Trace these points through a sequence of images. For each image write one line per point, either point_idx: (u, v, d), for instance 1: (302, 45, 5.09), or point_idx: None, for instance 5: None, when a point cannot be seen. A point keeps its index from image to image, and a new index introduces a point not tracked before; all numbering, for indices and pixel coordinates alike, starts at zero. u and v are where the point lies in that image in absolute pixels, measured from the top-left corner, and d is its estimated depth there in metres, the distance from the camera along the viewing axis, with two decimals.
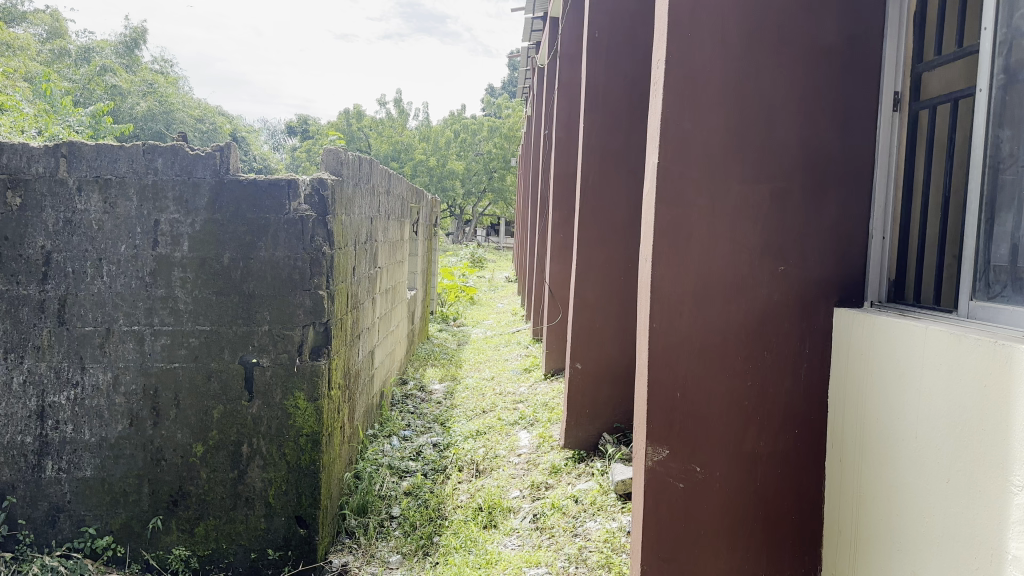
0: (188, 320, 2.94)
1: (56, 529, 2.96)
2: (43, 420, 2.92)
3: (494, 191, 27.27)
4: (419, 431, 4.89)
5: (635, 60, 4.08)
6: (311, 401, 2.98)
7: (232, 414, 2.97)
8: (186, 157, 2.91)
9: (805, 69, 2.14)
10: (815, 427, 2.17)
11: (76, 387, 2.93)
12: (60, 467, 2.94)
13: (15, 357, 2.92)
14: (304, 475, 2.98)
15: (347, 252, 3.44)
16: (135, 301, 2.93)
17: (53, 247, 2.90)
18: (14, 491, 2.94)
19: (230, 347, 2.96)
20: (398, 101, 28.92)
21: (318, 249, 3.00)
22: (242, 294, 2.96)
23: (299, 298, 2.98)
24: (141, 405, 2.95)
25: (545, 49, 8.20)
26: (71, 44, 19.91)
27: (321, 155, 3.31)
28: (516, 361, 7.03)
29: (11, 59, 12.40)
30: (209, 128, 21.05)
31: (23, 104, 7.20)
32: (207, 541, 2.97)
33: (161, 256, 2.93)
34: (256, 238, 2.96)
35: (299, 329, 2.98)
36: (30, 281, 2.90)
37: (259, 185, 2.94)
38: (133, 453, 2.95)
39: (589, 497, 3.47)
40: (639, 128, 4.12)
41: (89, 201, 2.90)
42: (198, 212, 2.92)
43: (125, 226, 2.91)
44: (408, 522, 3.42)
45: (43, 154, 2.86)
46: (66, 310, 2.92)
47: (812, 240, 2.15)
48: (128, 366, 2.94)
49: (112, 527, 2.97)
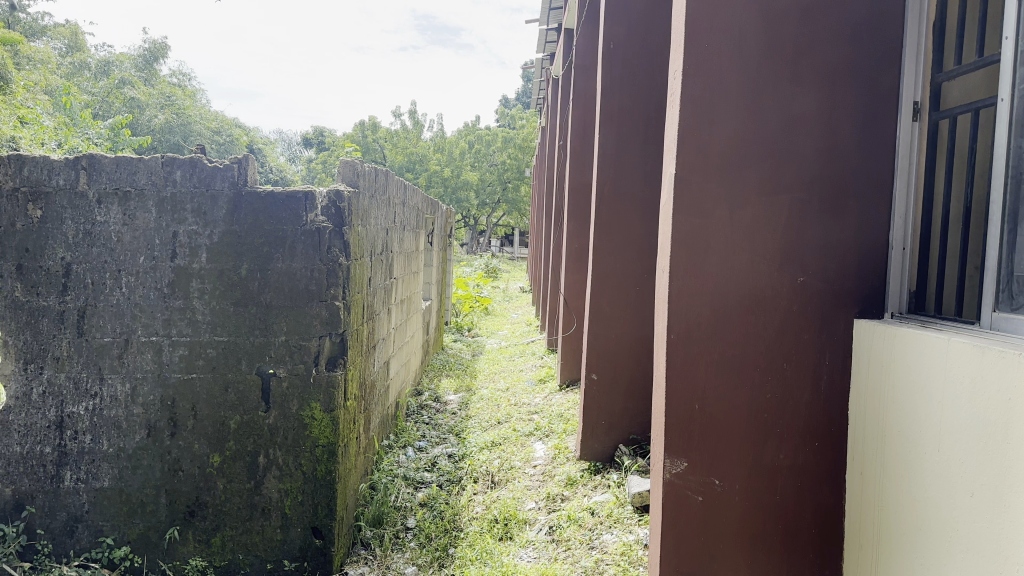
0: (206, 331, 2.96)
1: (74, 540, 2.97)
2: (62, 430, 2.94)
3: (508, 201, 27.32)
4: (434, 441, 4.88)
5: (651, 71, 4.08)
6: (327, 412, 2.98)
7: (248, 424, 2.98)
8: (205, 170, 2.93)
9: (823, 79, 2.13)
10: (836, 439, 2.14)
11: (95, 398, 2.95)
12: (78, 477, 2.95)
13: (34, 367, 2.94)
14: (320, 486, 2.98)
15: (362, 263, 3.46)
16: (153, 312, 2.95)
17: (73, 259, 2.93)
18: (33, 501, 2.96)
19: (247, 357, 2.97)
20: (412, 113, 29.08)
21: (334, 260, 3.01)
22: (259, 305, 2.97)
23: (316, 309, 3.00)
24: (159, 416, 2.96)
25: (559, 60, 8.21)
26: (91, 58, 20.17)
27: (338, 166, 3.33)
28: (530, 372, 7.03)
29: (32, 72, 12.62)
30: (226, 140, 21.26)
31: (41, 117, 7.30)
32: (223, 552, 2.98)
33: (180, 267, 2.95)
34: (273, 249, 2.97)
35: (315, 340, 2.99)
36: (50, 292, 2.93)
37: (277, 197, 2.96)
38: (151, 464, 2.96)
39: (606, 509, 3.45)
40: (653, 140, 4.11)
41: (109, 213, 2.92)
42: (216, 224, 2.94)
43: (144, 237, 2.93)
44: (424, 533, 3.41)
45: (64, 166, 2.90)
46: (86, 320, 2.94)
47: (832, 251, 2.13)
48: (147, 376, 2.96)
49: (129, 537, 2.97)
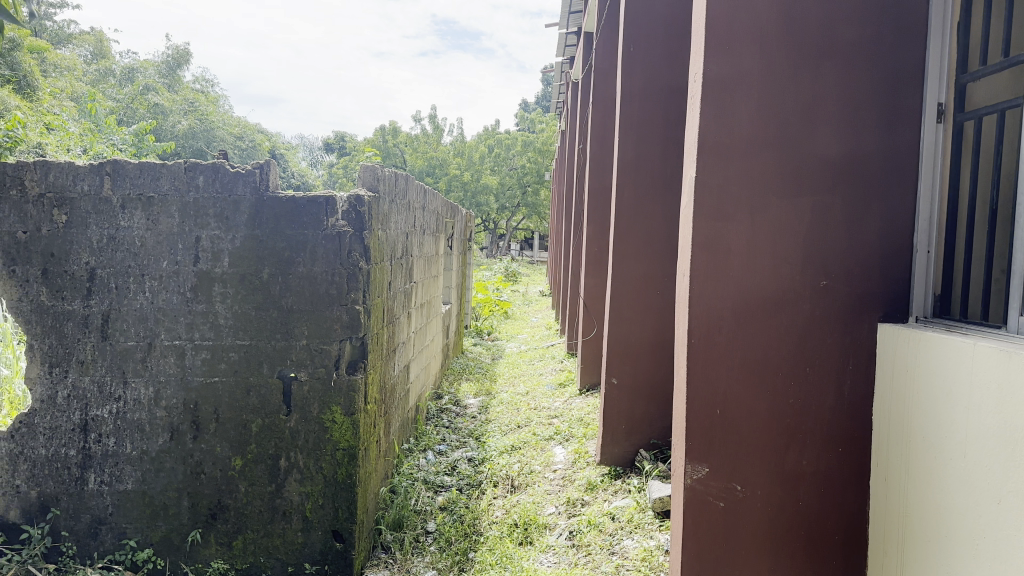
0: (228, 335, 2.98)
1: (98, 541, 3.00)
2: (86, 433, 2.98)
3: (528, 205, 27.32)
4: (454, 445, 4.89)
5: (671, 74, 4.06)
6: (348, 416, 2.99)
7: (270, 428, 2.99)
8: (227, 175, 2.96)
9: (846, 82, 2.11)
10: (861, 444, 2.11)
11: (119, 402, 2.98)
12: (102, 480, 2.99)
13: (59, 371, 2.98)
14: (340, 489, 2.99)
15: (382, 268, 3.48)
16: (176, 316, 2.98)
17: (98, 264, 2.97)
18: (58, 503, 2.99)
19: (269, 361, 2.99)
20: (432, 117, 29.20)
21: (355, 265, 3.02)
22: (281, 309, 2.99)
23: (336, 313, 3.01)
24: (182, 419, 2.99)
25: (579, 63, 8.20)
26: (116, 66, 20.46)
27: (358, 171, 3.35)
28: (550, 376, 7.01)
29: (58, 79, 12.83)
30: (248, 145, 21.46)
31: (67, 124, 7.41)
32: (245, 555, 3.00)
33: (203, 272, 2.98)
34: (295, 254, 2.99)
35: (336, 344, 3.01)
36: (75, 297, 2.97)
37: (299, 202, 2.99)
38: (174, 467, 2.99)
39: (627, 514, 3.43)
40: (673, 143, 4.09)
41: (132, 218, 2.96)
42: (238, 228, 2.97)
43: (167, 242, 2.97)
44: (444, 538, 3.41)
45: (89, 172, 2.94)
46: (110, 324, 2.97)
47: (855, 254, 2.11)
48: (169, 380, 2.99)
49: (152, 540, 3.00)
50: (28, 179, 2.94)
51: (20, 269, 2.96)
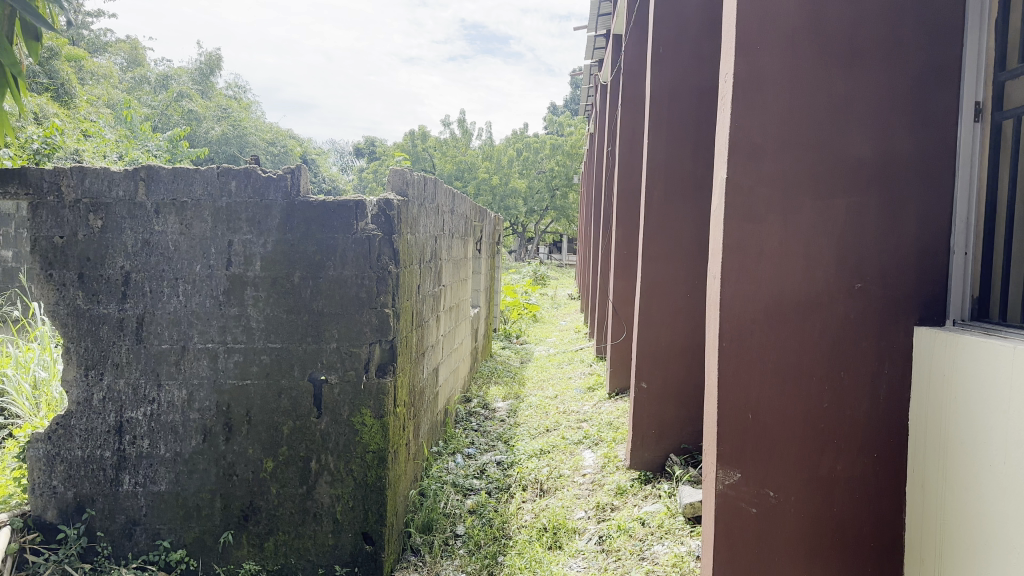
0: (260, 338, 3.02)
1: (132, 542, 3.05)
2: (121, 435, 3.03)
3: (557, 208, 27.30)
4: (483, 448, 4.89)
5: (701, 75, 4.03)
6: (377, 418, 3.01)
7: (301, 430, 3.02)
8: (259, 180, 3.00)
9: (879, 80, 2.07)
10: (897, 450, 2.07)
11: (153, 404, 3.03)
12: (136, 481, 3.03)
13: (95, 374, 3.03)
14: (370, 492, 3.01)
15: (412, 271, 3.49)
16: (209, 319, 3.02)
17: (132, 268, 3.02)
18: (94, 504, 3.04)
19: (300, 364, 3.02)
20: (461, 121, 29.31)
21: (384, 268, 3.04)
22: (311, 312, 3.02)
23: (366, 316, 3.03)
24: (215, 421, 3.02)
25: (608, 66, 8.17)
26: (151, 73, 20.83)
27: (388, 175, 3.36)
28: (579, 379, 6.99)
29: (94, 87, 13.08)
30: (280, 151, 21.71)
31: (103, 130, 7.55)
32: (276, 556, 3.03)
33: (235, 275, 3.02)
34: (325, 258, 3.02)
35: (365, 347, 3.02)
36: (110, 300, 3.02)
37: (329, 206, 3.01)
38: (207, 468, 3.03)
39: (657, 520, 3.40)
40: (703, 145, 4.05)
41: (166, 223, 3.00)
42: (270, 233, 3.00)
43: (200, 247, 3.01)
44: (473, 541, 3.41)
45: (124, 178, 2.99)
46: (144, 327, 3.02)
47: (891, 256, 2.07)
48: (203, 382, 3.03)
49: (185, 541, 3.04)
50: (66, 185, 3.00)
51: (56, 274, 3.02)
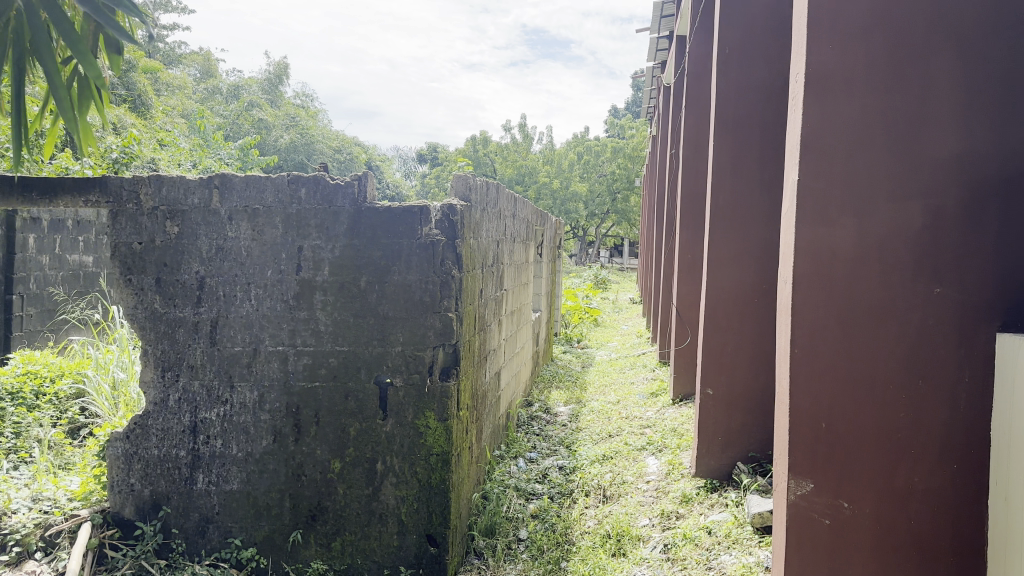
0: (328, 341, 3.08)
1: (206, 539, 3.14)
2: (195, 434, 3.13)
3: (617, 212, 27.11)
4: (545, 453, 4.88)
5: (769, 75, 3.96)
6: (441, 421, 3.04)
7: (367, 432, 3.07)
8: (327, 187, 3.06)
9: (959, 77, 1.98)
10: (981, 463, 1.97)
11: (226, 405, 3.12)
12: (210, 479, 3.13)
13: (171, 375, 3.13)
14: (435, 494, 3.03)
15: (474, 275, 3.51)
16: (279, 323, 3.09)
17: (207, 273, 3.12)
18: (169, 502, 3.14)
19: (366, 367, 3.07)
20: (522, 126, 29.40)
21: (447, 273, 3.07)
22: (377, 316, 3.07)
23: (430, 320, 3.06)
24: (285, 422, 3.10)
25: (671, 68, 8.08)
26: (222, 84, 21.51)
27: (451, 180, 3.39)
28: (642, 385, 6.91)
29: (169, 97, 13.58)
30: (345, 158, 22.14)
31: (178, 139, 7.83)
32: (343, 556, 3.08)
33: (304, 280, 3.09)
34: (390, 263, 3.06)
35: (429, 350, 3.05)
36: (186, 304, 3.13)
37: (394, 212, 3.05)
38: (277, 468, 3.10)
39: (724, 529, 3.34)
40: (771, 146, 3.97)
41: (239, 229, 3.09)
42: (338, 238, 3.06)
43: (271, 252, 3.09)
44: (536, 546, 3.40)
45: (199, 186, 3.09)
46: (218, 330, 3.12)
47: (972, 260, 1.97)
48: (273, 384, 3.10)
49: (256, 539, 3.11)
50: (144, 193, 3.12)
51: (136, 278, 3.14)
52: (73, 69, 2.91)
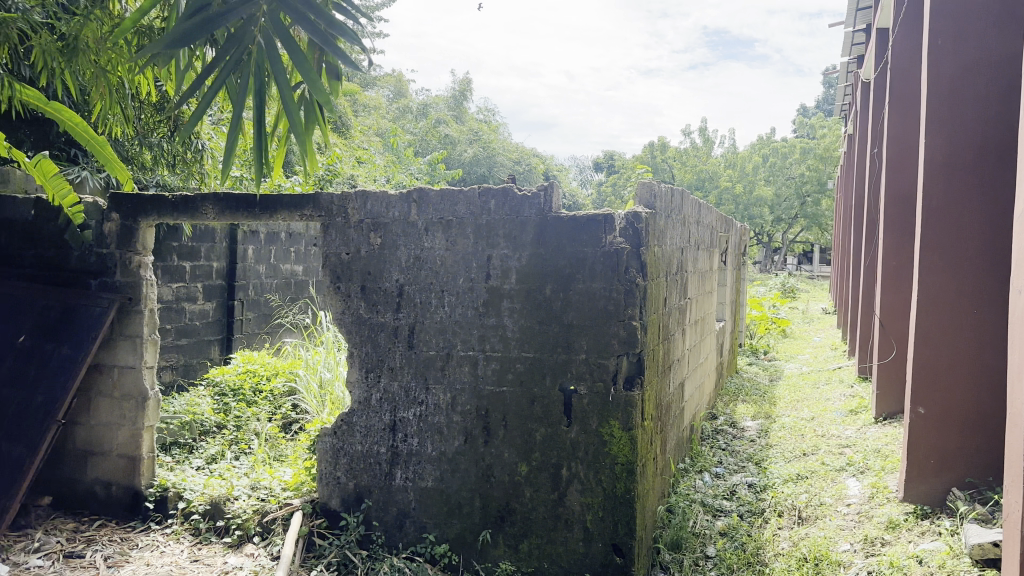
0: (516, 347, 3.16)
1: (403, 533, 3.32)
2: (395, 432, 3.32)
3: (808, 217, 25.66)
4: (732, 469, 4.71)
5: (990, 64, 3.60)
6: (627, 431, 3.02)
7: (553, 437, 3.11)
8: (515, 198, 3.15)
9: None
10: None
11: (421, 406, 3.29)
12: (407, 476, 3.31)
13: (373, 376, 3.36)
14: (620, 503, 3.02)
15: (660, 284, 3.47)
16: (470, 329, 3.22)
17: (405, 281, 3.31)
18: (371, 495, 3.36)
19: (552, 374, 3.12)
20: (704, 130, 28.65)
21: (632, 281, 3.03)
22: (563, 324, 3.11)
23: (615, 329, 3.04)
24: (475, 424, 3.22)
25: (869, 61, 7.56)
26: (413, 103, 22.77)
27: (636, 189, 3.38)
28: (838, 401, 6.48)
29: (366, 118, 14.60)
30: (526, 169, 22.66)
31: (375, 156, 8.42)
32: (530, 558, 3.14)
33: (494, 288, 3.19)
34: (575, 272, 3.09)
35: (614, 359, 3.04)
36: (386, 310, 3.34)
37: (580, 221, 3.08)
38: (468, 468, 3.23)
39: (937, 560, 3.05)
40: (993, 142, 3.59)
41: (434, 240, 3.26)
42: (524, 247, 3.14)
43: (463, 261, 3.22)
44: (724, 564, 3.29)
45: (399, 200, 3.30)
46: (415, 335, 3.30)
47: None
48: (464, 388, 3.23)
49: (448, 536, 3.25)
50: (351, 207, 3.38)
51: (343, 286, 3.40)
52: (302, 95, 3.22)
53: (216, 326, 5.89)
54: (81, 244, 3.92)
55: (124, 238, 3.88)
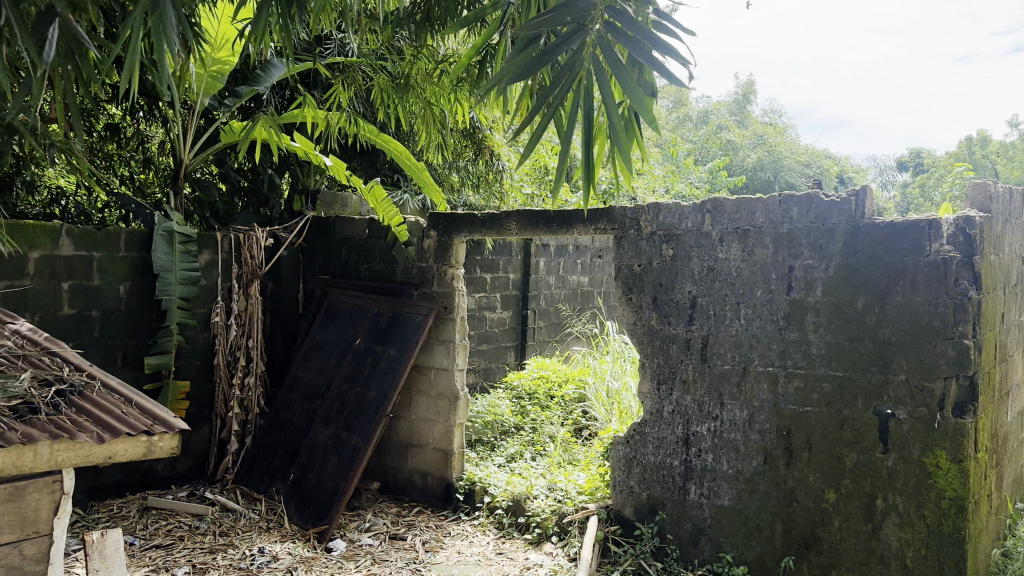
0: (821, 365, 2.96)
1: (698, 549, 3.26)
2: (688, 446, 3.28)
3: None
4: None
5: None
6: (956, 463, 2.69)
7: (866, 464, 2.87)
8: (820, 205, 2.96)
9: None
10: None
11: (717, 421, 3.21)
12: (702, 492, 3.25)
13: (667, 389, 3.35)
14: (948, 543, 2.70)
15: (995, 297, 3.04)
16: (769, 343, 3.09)
17: (699, 293, 3.26)
18: (665, 508, 3.36)
19: (864, 395, 2.87)
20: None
21: (964, 294, 2.68)
22: (876, 341, 2.85)
23: (941, 347, 2.72)
24: (775, 444, 3.07)
25: None
26: None
27: (966, 190, 3.00)
28: None
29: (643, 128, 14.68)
30: None
31: (656, 167, 8.46)
32: None
33: (795, 300, 3.03)
34: (892, 284, 2.82)
35: (940, 382, 2.72)
36: (679, 322, 3.32)
37: (898, 228, 2.80)
38: (767, 489, 3.08)
39: None
40: None
41: (730, 250, 3.18)
42: (831, 257, 2.94)
43: (762, 273, 3.10)
44: None
45: (693, 211, 3.27)
46: (709, 348, 3.24)
47: None
48: (763, 405, 3.10)
49: (747, 558, 3.14)
50: (644, 219, 3.41)
51: (636, 297, 3.44)
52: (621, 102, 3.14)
53: (511, 333, 6.28)
54: (406, 258, 4.47)
55: (441, 253, 4.35)
